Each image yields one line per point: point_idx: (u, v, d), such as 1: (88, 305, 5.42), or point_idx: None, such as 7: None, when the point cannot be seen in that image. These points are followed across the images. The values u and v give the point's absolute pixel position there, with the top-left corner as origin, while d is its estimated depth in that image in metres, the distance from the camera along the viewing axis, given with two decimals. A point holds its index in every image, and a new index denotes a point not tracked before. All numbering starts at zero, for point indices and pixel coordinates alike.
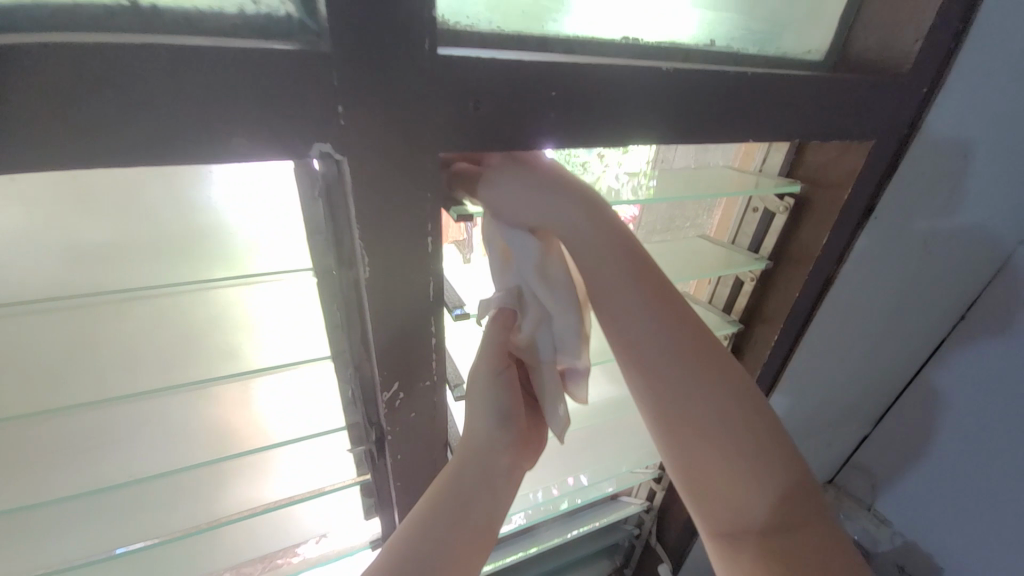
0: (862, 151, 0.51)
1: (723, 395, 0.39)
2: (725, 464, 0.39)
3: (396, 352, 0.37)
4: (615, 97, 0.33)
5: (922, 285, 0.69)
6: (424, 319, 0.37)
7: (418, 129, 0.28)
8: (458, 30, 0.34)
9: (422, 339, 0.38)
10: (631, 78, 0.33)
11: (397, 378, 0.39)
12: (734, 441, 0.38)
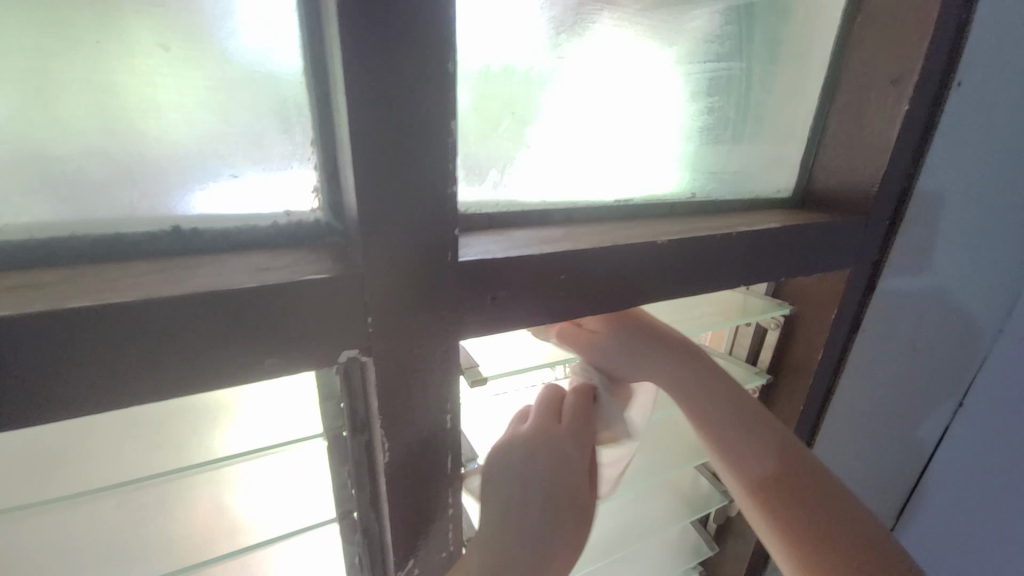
0: (841, 277, 0.54)
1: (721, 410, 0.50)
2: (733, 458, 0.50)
3: (414, 529, 0.36)
4: (646, 268, 0.37)
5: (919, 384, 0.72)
6: (440, 491, 0.36)
7: (442, 324, 0.30)
8: (469, 213, 0.38)
9: (439, 511, 0.36)
10: (659, 252, 0.37)
11: (415, 555, 0.37)
12: (731, 437, 0.50)
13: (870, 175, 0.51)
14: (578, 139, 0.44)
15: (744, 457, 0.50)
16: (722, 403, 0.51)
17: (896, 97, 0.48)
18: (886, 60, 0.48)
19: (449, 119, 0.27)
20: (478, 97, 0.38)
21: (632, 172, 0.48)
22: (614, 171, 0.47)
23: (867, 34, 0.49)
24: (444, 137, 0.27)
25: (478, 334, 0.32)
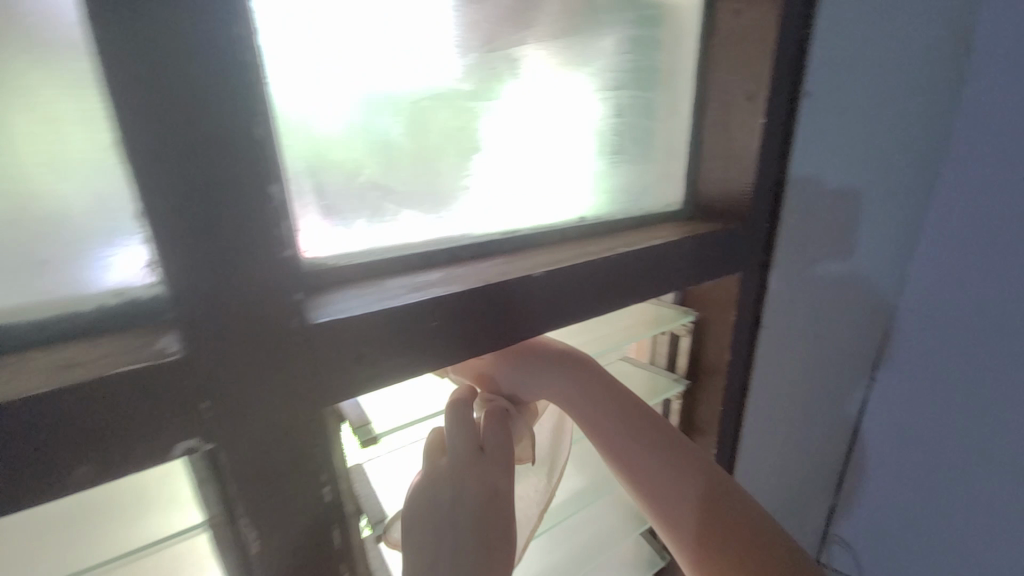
0: (733, 280, 0.57)
1: (650, 446, 0.46)
2: (666, 502, 0.45)
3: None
4: (557, 294, 0.38)
5: (829, 365, 0.77)
6: (333, 565, 0.34)
7: (306, 393, 0.29)
8: (339, 266, 0.35)
9: None
10: (570, 277, 0.39)
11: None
12: (664, 477, 0.45)
13: (743, 185, 0.54)
14: (457, 178, 0.44)
15: (671, 496, 0.45)
16: (652, 439, 0.46)
17: (752, 112, 0.52)
18: (740, 79, 0.52)
19: (275, 182, 0.26)
20: (346, 145, 0.37)
21: (524, 202, 0.48)
22: (506, 201, 0.47)
23: (722, 57, 0.53)
24: (274, 202, 0.26)
25: (351, 396, 0.31)
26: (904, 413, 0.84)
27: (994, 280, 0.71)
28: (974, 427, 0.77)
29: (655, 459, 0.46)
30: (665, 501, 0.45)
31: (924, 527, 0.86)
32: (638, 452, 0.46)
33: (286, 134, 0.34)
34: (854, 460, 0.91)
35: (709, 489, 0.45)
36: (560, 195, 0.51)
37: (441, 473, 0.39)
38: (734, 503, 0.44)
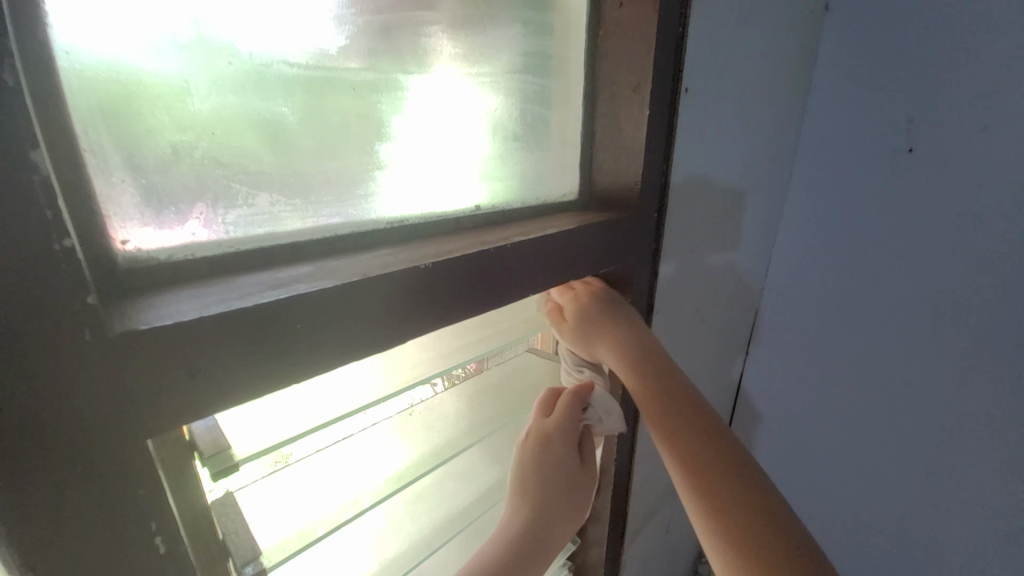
0: (626, 267, 0.59)
1: (651, 359, 0.53)
2: (659, 406, 0.52)
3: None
4: (469, 276, 0.37)
5: (716, 336, 0.88)
6: None
7: (116, 424, 0.22)
8: (176, 261, 0.30)
9: None
10: (479, 258, 0.38)
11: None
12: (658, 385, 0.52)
13: (632, 176, 0.55)
14: (339, 158, 0.39)
15: (667, 405, 0.52)
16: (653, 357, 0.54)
17: (638, 103, 0.53)
18: (626, 71, 0.53)
19: (32, 147, 0.19)
20: (182, 113, 0.31)
21: (440, 181, 0.47)
22: (423, 178, 0.45)
23: (608, 47, 0.54)
24: (35, 175, 0.19)
25: (187, 420, 0.25)
26: (774, 375, 0.99)
27: (834, 259, 0.86)
28: (824, 381, 0.93)
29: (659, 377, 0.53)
30: (658, 409, 0.52)
31: (792, 469, 1.02)
32: (643, 367, 0.53)
33: (82, 95, 0.26)
34: (739, 414, 1.06)
35: (693, 406, 0.52)
36: (461, 181, 0.49)
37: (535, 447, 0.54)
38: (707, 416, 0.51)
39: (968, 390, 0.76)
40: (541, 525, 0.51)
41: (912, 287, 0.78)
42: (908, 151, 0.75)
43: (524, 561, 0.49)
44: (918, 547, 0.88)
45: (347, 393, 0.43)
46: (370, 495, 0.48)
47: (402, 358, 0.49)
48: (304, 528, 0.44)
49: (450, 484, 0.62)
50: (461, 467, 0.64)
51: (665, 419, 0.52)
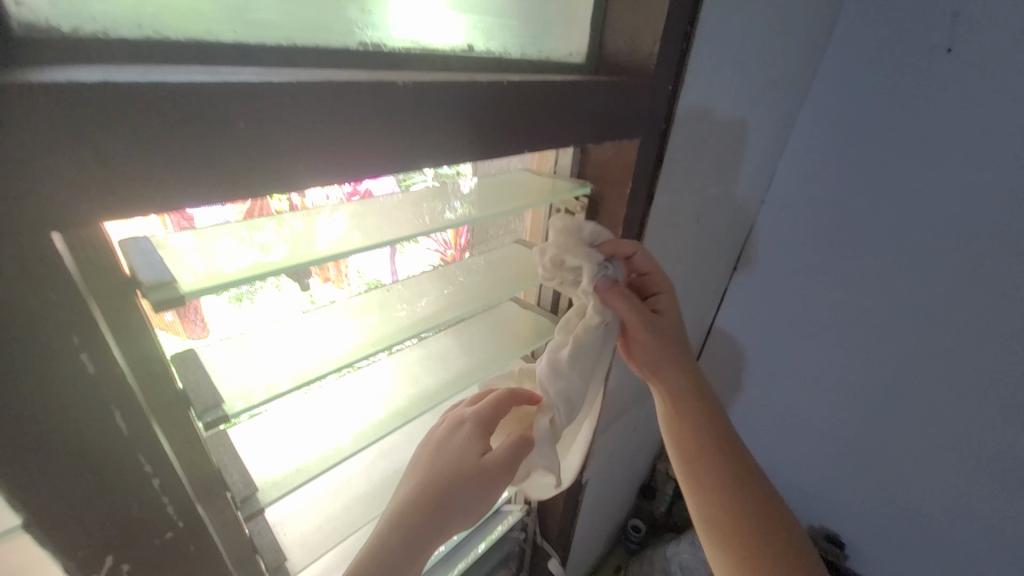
0: (633, 147, 0.53)
1: (677, 366, 0.57)
2: (683, 411, 0.57)
3: (95, 525, 0.26)
4: (460, 108, 0.32)
5: (708, 246, 0.85)
6: (132, 462, 0.26)
7: (5, 201, 0.18)
8: (83, 39, 0.23)
9: (138, 488, 0.27)
10: (471, 91, 0.32)
11: (113, 552, 0.28)
12: (682, 389, 0.57)
13: (650, 37, 0.47)
14: None
15: (692, 410, 0.57)
16: (681, 366, 0.57)
17: None
18: None
19: None
20: None
21: (438, 13, 0.39)
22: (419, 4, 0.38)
23: None
24: None
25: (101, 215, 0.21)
26: (759, 291, 1.00)
27: (843, 171, 0.83)
28: (808, 297, 0.93)
29: (682, 383, 0.57)
30: (687, 420, 0.56)
31: (762, 379, 1.07)
32: (669, 369, 0.57)
33: None
34: (719, 329, 1.09)
35: (713, 416, 0.57)
36: (458, 19, 0.41)
37: (458, 428, 0.50)
38: (724, 429, 0.56)
39: (948, 302, 0.78)
40: (438, 497, 0.44)
41: (918, 200, 0.76)
42: (947, 52, 0.69)
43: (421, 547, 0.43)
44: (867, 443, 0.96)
45: (310, 241, 0.38)
46: (342, 355, 0.45)
47: (370, 218, 0.44)
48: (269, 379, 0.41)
49: (428, 365, 0.61)
50: (439, 351, 0.63)
51: (692, 426, 0.56)
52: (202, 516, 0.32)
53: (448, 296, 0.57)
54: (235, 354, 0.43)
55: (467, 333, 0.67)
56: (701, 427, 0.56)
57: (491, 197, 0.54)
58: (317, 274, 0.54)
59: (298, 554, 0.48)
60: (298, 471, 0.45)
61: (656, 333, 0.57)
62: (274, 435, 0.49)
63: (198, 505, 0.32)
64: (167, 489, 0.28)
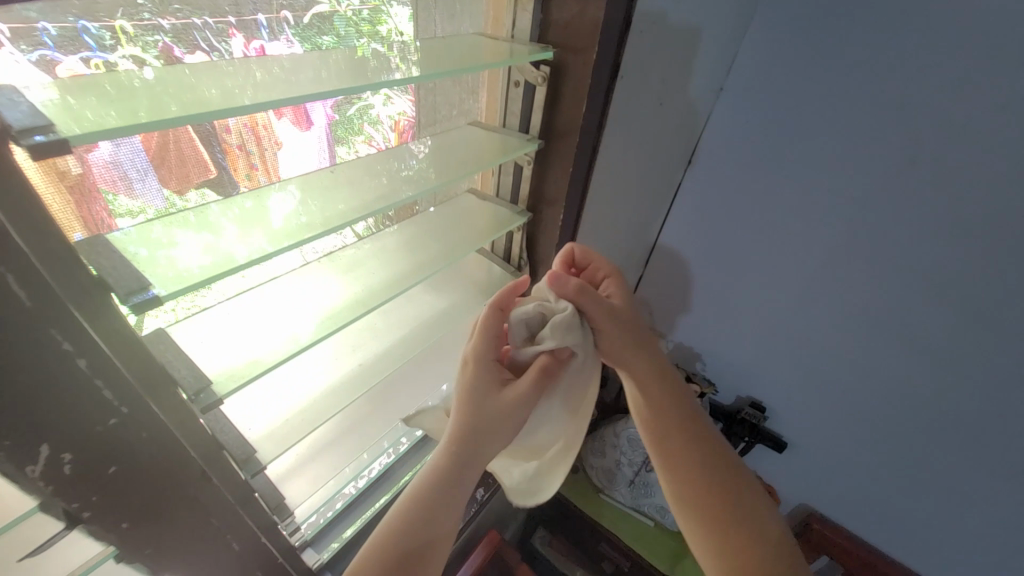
0: (600, 1, 0.48)
1: (636, 347, 0.58)
2: (646, 388, 0.58)
3: (18, 407, 0.24)
4: None
5: (664, 134, 0.83)
6: (45, 334, 0.24)
7: None
8: None
9: (60, 364, 0.25)
10: None
11: (48, 442, 0.26)
12: (642, 369, 0.58)
13: None
14: None
15: (658, 390, 0.58)
16: (642, 348, 0.58)
17: None
18: None
19: None
20: None
21: None
22: None
23: None
24: None
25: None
26: None
27: (797, 55, 0.78)
28: None
29: (643, 363, 0.58)
30: (653, 398, 0.58)
31: None
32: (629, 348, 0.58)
33: None
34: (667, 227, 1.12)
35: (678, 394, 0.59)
36: None
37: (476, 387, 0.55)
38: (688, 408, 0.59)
39: (874, 194, 0.77)
40: (476, 436, 0.53)
41: (865, 82, 0.73)
42: None
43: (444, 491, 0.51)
44: (796, 336, 0.97)
45: (210, 105, 0.34)
46: (281, 240, 0.42)
47: (294, 87, 0.39)
48: (202, 265, 0.38)
49: (385, 259, 0.58)
50: (398, 244, 0.60)
51: (653, 400, 0.58)
52: (152, 404, 0.31)
53: (401, 182, 0.53)
54: (151, 241, 0.39)
55: (426, 225, 0.64)
56: (661, 405, 0.58)
57: (441, 60, 0.48)
58: (246, 187, 0.47)
59: (263, 445, 0.49)
60: (254, 363, 0.43)
61: (623, 319, 0.57)
62: (223, 331, 0.46)
63: (149, 397, 0.31)
64: (96, 369, 0.27)
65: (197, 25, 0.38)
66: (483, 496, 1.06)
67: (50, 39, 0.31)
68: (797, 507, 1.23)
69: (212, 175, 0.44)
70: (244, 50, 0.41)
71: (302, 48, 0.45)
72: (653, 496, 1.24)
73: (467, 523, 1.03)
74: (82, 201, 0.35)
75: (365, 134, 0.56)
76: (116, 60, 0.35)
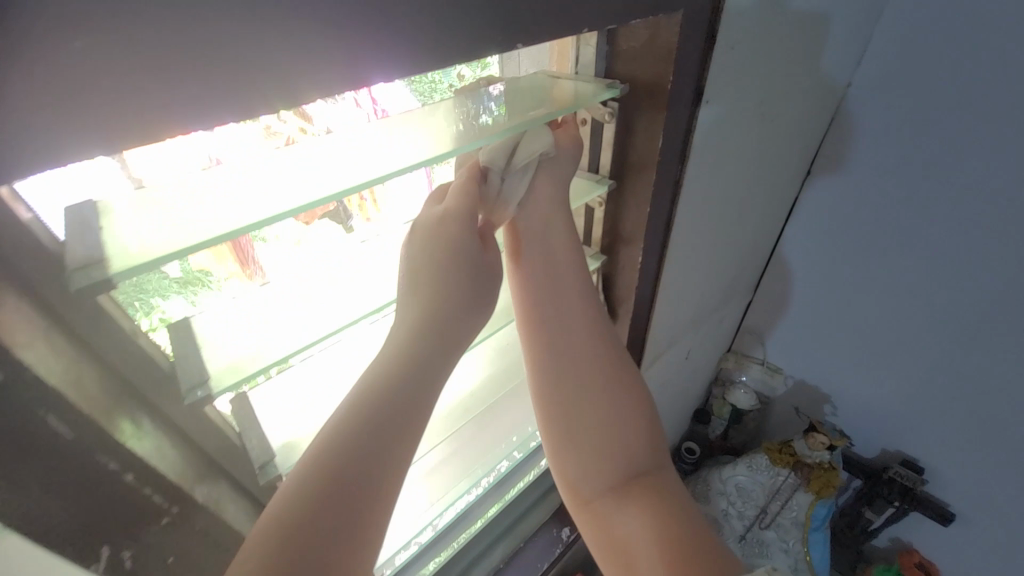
0: (673, 26, 0.41)
1: (627, 388, 0.57)
2: (619, 433, 0.56)
3: (79, 516, 0.28)
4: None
5: (773, 148, 0.72)
6: (96, 459, 0.27)
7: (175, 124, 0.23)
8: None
9: (111, 480, 0.28)
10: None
11: (108, 543, 0.30)
12: (627, 409, 0.56)
13: None
14: None
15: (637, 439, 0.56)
16: (632, 392, 0.57)
17: None
18: None
19: None
20: None
21: None
22: None
23: None
24: None
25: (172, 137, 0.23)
26: (835, 199, 0.85)
27: (967, 37, 0.63)
28: (897, 204, 0.78)
29: (626, 403, 0.56)
30: (630, 446, 0.55)
31: (830, 305, 0.95)
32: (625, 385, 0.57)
33: None
34: (780, 248, 0.97)
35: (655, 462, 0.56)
36: None
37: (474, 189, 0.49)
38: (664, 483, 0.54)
39: None
40: (444, 316, 0.44)
41: None
42: None
43: (394, 417, 0.38)
44: (958, 374, 0.83)
45: (280, 199, 0.35)
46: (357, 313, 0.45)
47: (387, 150, 0.41)
48: (242, 357, 0.40)
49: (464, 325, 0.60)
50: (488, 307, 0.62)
51: (629, 444, 0.55)
52: (199, 500, 0.33)
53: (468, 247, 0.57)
54: (232, 310, 0.45)
55: None
56: (632, 458, 0.55)
57: (519, 109, 0.47)
58: (357, 212, 0.54)
59: None
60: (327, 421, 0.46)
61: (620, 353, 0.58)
62: (289, 393, 0.49)
63: (196, 489, 0.33)
64: (140, 484, 0.29)
65: None
66: (570, 536, 0.97)
67: None
68: None
69: (331, 208, 0.51)
70: (354, 94, 0.46)
71: (404, 84, 0.48)
72: (771, 558, 1.08)
73: (550, 564, 0.95)
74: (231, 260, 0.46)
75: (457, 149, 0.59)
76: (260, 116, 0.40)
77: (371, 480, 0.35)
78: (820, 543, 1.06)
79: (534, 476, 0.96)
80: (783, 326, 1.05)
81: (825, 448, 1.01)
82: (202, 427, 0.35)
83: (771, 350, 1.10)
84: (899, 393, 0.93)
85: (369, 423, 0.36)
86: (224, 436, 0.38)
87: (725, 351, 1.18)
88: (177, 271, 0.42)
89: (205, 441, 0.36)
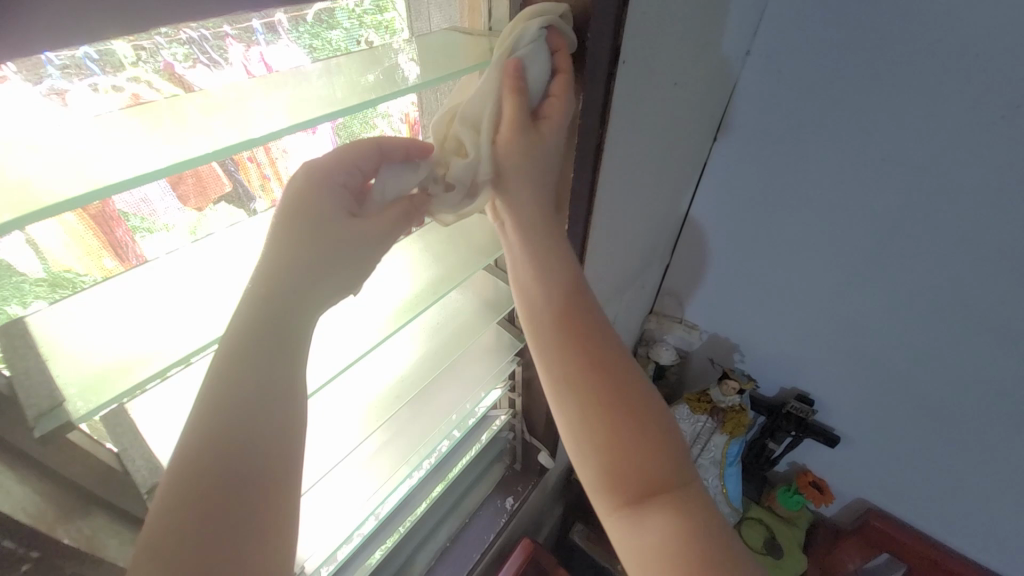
0: None
1: (579, 357, 0.55)
2: (582, 403, 0.54)
3: None
4: None
5: (684, 114, 0.74)
6: None
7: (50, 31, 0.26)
8: None
9: None
10: None
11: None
12: (585, 380, 0.54)
13: None
14: None
15: (608, 404, 0.53)
16: (588, 359, 0.54)
17: None
18: None
19: None
20: None
21: None
22: None
23: None
24: None
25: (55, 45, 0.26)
26: (737, 164, 0.91)
27: (837, 17, 0.71)
28: (789, 167, 0.86)
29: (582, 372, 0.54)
30: (593, 416, 0.54)
31: (736, 263, 1.03)
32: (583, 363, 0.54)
33: None
34: (693, 214, 1.03)
35: (636, 426, 0.53)
36: None
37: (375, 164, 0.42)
38: (650, 452, 0.52)
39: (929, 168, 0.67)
40: (304, 291, 0.39)
41: (918, 37, 0.66)
42: None
43: (253, 413, 0.35)
44: (841, 317, 0.95)
45: (146, 158, 0.29)
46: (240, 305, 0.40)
47: (270, 109, 0.35)
48: (125, 362, 0.35)
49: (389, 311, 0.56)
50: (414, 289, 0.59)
51: (582, 417, 0.54)
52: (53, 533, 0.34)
53: None
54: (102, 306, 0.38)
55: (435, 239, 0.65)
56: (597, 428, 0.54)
57: (438, 64, 0.43)
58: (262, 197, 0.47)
59: None
60: None
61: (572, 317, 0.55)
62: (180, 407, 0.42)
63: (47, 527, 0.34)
64: None
65: (191, 38, 0.35)
66: (513, 505, 0.98)
67: (54, 67, 0.30)
68: (850, 497, 1.24)
69: (227, 189, 0.44)
70: (242, 59, 0.39)
71: (301, 49, 0.42)
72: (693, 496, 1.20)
73: (496, 535, 0.95)
74: (105, 261, 0.39)
75: (373, 123, 0.54)
76: (121, 82, 0.34)
77: (263, 478, 0.35)
78: (733, 475, 1.19)
79: (474, 453, 0.96)
80: (698, 286, 1.12)
81: (735, 393, 1.12)
82: (64, 460, 0.35)
83: (689, 310, 1.19)
84: (794, 337, 1.05)
85: (228, 435, 0.34)
86: (93, 464, 0.37)
87: (648, 312, 1.26)
88: (38, 270, 0.36)
89: (64, 470, 0.36)
